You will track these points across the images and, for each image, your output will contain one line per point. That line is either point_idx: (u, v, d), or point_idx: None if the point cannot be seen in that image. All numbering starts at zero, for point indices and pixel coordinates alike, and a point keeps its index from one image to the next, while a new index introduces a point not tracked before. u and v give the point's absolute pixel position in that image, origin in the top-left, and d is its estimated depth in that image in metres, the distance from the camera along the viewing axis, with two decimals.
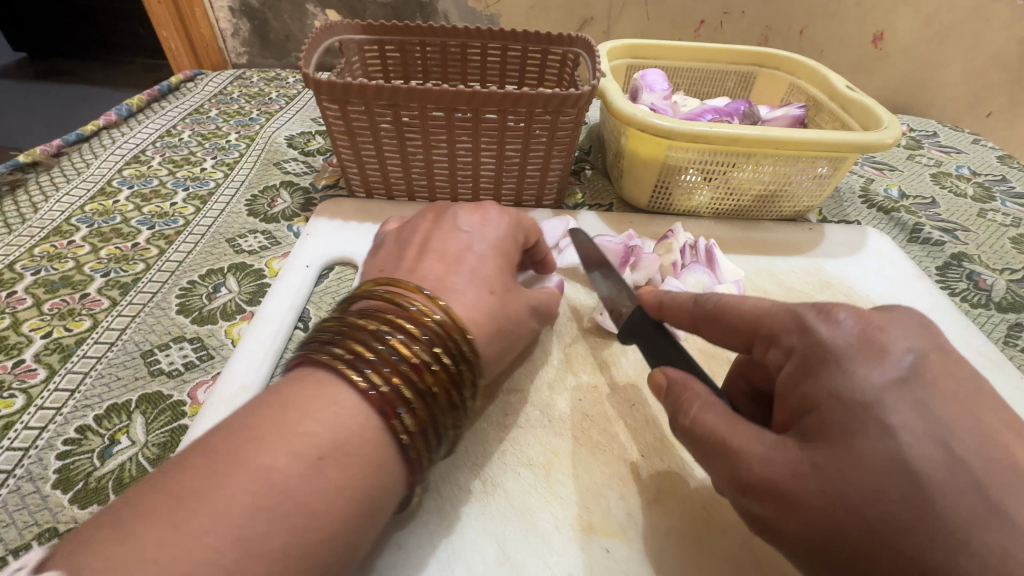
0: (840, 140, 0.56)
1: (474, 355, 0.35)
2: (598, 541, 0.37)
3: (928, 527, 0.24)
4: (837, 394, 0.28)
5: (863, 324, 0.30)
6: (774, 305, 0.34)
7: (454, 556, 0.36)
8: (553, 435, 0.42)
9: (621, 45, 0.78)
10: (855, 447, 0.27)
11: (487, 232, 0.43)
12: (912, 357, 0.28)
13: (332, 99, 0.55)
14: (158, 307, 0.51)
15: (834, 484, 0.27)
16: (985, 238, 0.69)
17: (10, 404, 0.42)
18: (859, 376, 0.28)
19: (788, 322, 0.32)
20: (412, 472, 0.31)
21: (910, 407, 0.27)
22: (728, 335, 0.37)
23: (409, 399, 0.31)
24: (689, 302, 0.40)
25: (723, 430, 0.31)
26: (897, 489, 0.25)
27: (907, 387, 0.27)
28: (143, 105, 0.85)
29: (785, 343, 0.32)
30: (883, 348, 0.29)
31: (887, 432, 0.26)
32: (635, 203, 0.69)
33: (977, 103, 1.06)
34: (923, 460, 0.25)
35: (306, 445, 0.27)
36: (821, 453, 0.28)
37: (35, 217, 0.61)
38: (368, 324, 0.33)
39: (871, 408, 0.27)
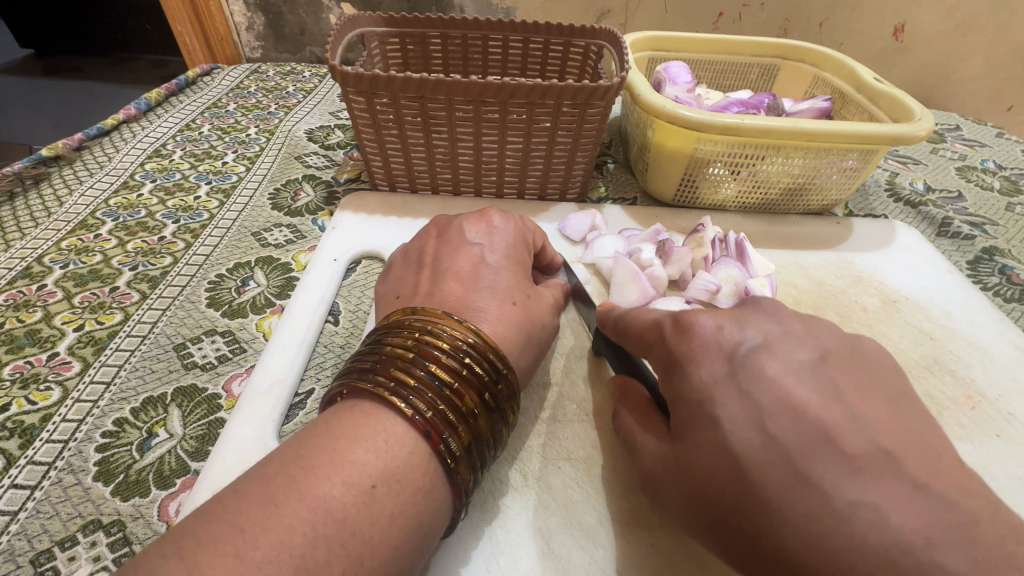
0: (873, 132, 0.55)
1: (509, 371, 0.35)
2: (644, 535, 0.36)
3: (751, 502, 0.27)
4: (683, 393, 0.32)
5: (710, 329, 0.33)
6: (648, 318, 0.37)
7: (499, 549, 0.36)
8: (590, 429, 0.42)
9: (643, 37, 0.77)
10: (696, 438, 0.30)
11: (495, 242, 0.43)
12: (744, 350, 0.31)
13: (359, 92, 0.54)
14: (188, 300, 0.51)
15: (683, 473, 0.30)
16: (1014, 232, 0.68)
17: (48, 396, 0.42)
18: (697, 376, 0.31)
19: (656, 332, 0.35)
20: (459, 496, 0.30)
21: (735, 397, 0.30)
22: (628, 345, 0.39)
23: (454, 422, 0.30)
24: (609, 320, 0.41)
25: (634, 431, 0.36)
26: (725, 467, 0.28)
27: (735, 380, 0.30)
28: (161, 99, 0.84)
29: (658, 352, 0.35)
30: (720, 348, 0.32)
31: (717, 422, 0.29)
32: (659, 196, 0.68)
33: (999, 96, 1.05)
34: (741, 440, 0.28)
35: (360, 474, 0.27)
36: (678, 444, 0.31)
37: (60, 210, 0.61)
38: (404, 351, 0.33)
39: (705, 403, 0.30)
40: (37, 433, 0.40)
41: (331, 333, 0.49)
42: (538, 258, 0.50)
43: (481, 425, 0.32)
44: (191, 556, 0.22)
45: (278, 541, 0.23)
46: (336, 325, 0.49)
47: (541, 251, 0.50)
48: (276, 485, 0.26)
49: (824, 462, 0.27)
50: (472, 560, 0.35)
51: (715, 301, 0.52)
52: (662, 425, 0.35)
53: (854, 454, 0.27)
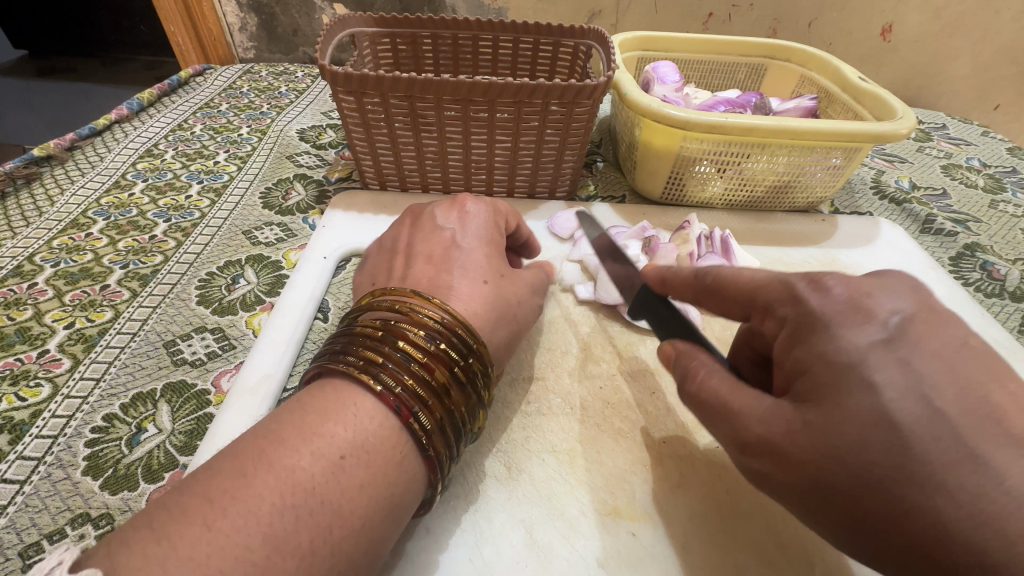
0: (856, 130, 0.56)
1: (481, 346, 0.35)
2: (624, 525, 0.37)
3: (906, 476, 0.25)
4: (825, 356, 0.28)
5: (853, 290, 0.29)
6: (767, 276, 0.33)
7: (483, 540, 0.36)
8: (575, 422, 0.43)
9: (632, 37, 0.78)
10: (840, 405, 0.27)
11: (467, 226, 0.43)
12: (900, 317, 0.28)
13: (349, 91, 0.55)
14: (178, 298, 0.51)
15: (816, 441, 0.27)
16: (997, 229, 0.69)
17: (38, 393, 0.42)
18: (844, 339, 0.28)
19: (781, 293, 0.32)
20: (431, 468, 0.31)
21: (894, 364, 0.26)
22: (728, 307, 0.35)
23: (424, 397, 0.31)
24: (688, 274, 0.38)
25: (727, 394, 0.32)
26: (879, 439, 0.26)
27: (892, 347, 0.27)
28: (153, 99, 0.84)
29: (783, 313, 0.31)
30: (869, 313, 0.28)
31: (870, 389, 0.26)
32: (647, 194, 0.69)
33: (985, 95, 1.06)
34: (901, 411, 0.25)
35: (328, 447, 0.28)
36: (808, 409, 0.28)
37: (52, 210, 0.62)
38: (375, 331, 0.33)
39: (856, 367, 0.27)
40: (26, 429, 0.40)
41: (321, 330, 0.49)
42: (518, 242, 0.50)
43: (453, 400, 0.33)
44: (168, 537, 0.23)
45: (246, 509, 0.24)
46: (325, 322, 0.50)
47: (518, 235, 0.49)
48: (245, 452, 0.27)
49: (990, 439, 0.24)
50: (456, 550, 0.36)
51: None
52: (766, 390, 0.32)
53: (1020, 434, 0.24)
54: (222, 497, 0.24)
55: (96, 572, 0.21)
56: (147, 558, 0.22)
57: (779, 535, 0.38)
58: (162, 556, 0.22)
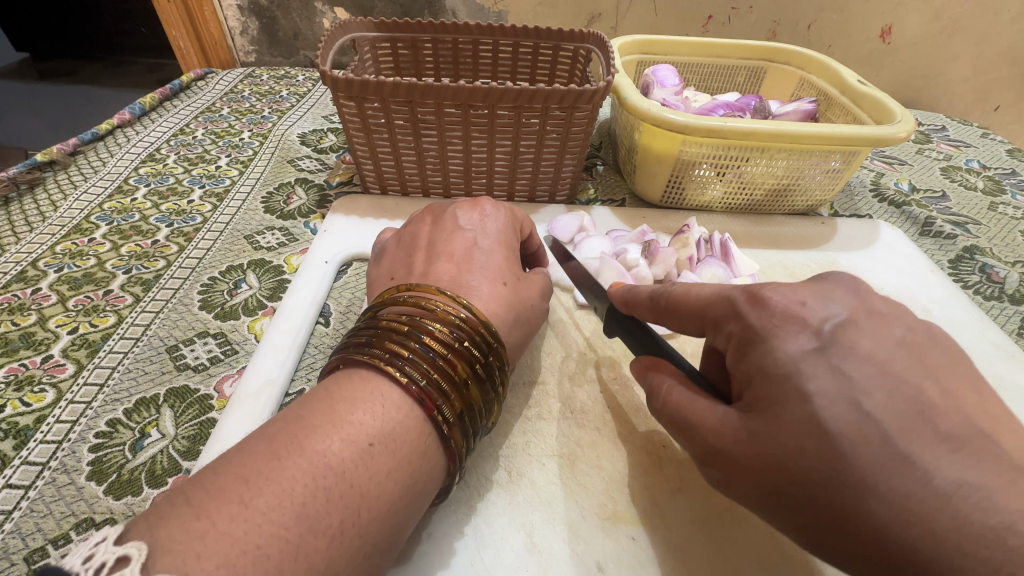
0: (855, 133, 0.56)
1: (499, 345, 0.36)
2: (624, 529, 0.38)
3: (843, 478, 0.25)
4: (765, 367, 0.29)
5: (788, 300, 0.30)
6: (709, 292, 0.33)
7: (483, 545, 0.36)
8: (574, 426, 0.43)
9: (631, 41, 0.79)
10: (778, 414, 0.27)
11: (487, 228, 0.44)
12: (831, 324, 0.28)
13: (350, 97, 0.55)
14: (180, 303, 0.51)
15: (762, 449, 0.28)
16: (996, 231, 0.69)
17: (42, 398, 0.43)
18: (780, 350, 0.28)
19: (724, 308, 0.32)
20: (452, 459, 0.32)
21: (827, 372, 0.27)
22: (682, 324, 0.35)
23: (447, 391, 0.32)
24: (646, 296, 0.38)
25: (684, 406, 0.33)
26: (816, 445, 0.26)
27: (825, 355, 0.27)
28: (155, 104, 0.85)
29: (728, 328, 0.32)
30: (804, 322, 0.29)
31: (805, 398, 0.27)
32: (647, 198, 0.69)
33: (985, 97, 1.06)
34: (835, 417, 0.26)
35: (358, 433, 0.28)
36: (753, 418, 0.29)
37: (55, 215, 0.62)
38: (400, 324, 0.34)
39: (793, 377, 0.27)
40: (31, 434, 0.40)
41: (322, 334, 0.50)
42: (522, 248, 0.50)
43: (473, 395, 0.33)
44: None
45: None
46: (326, 326, 0.50)
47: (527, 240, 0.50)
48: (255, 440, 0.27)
49: (922, 439, 0.25)
50: (457, 556, 0.36)
51: None
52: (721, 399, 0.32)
53: (952, 431, 0.25)
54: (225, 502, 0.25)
55: (142, 543, 0.22)
56: (186, 534, 0.22)
57: (779, 539, 0.38)
58: (201, 531, 0.23)
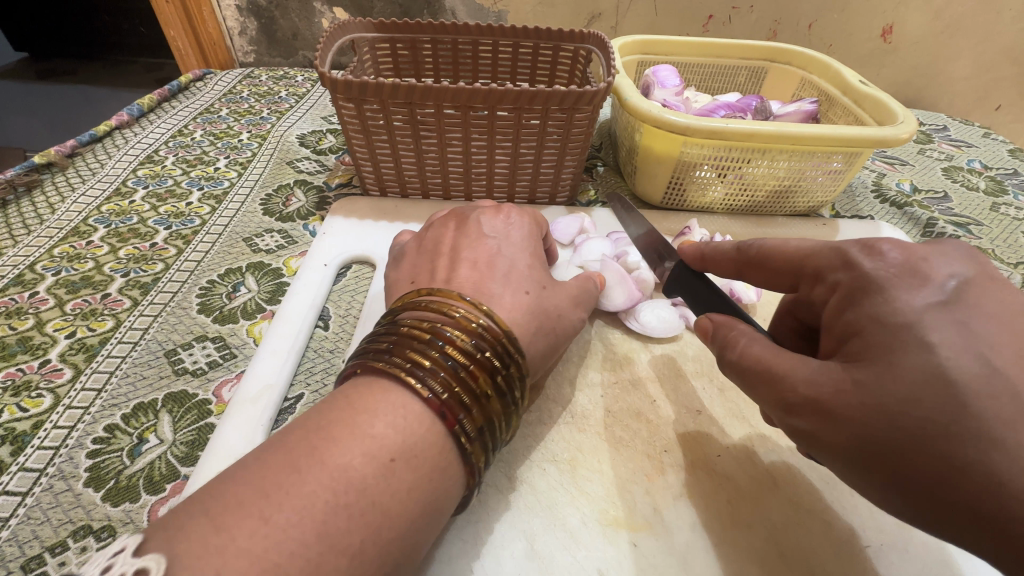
0: (857, 134, 0.56)
1: (519, 355, 0.36)
2: (626, 536, 0.37)
3: (959, 433, 0.25)
4: (879, 316, 0.29)
5: (908, 256, 0.30)
6: (812, 245, 0.35)
7: (483, 552, 0.36)
8: (575, 431, 0.43)
9: (632, 41, 0.78)
10: (895, 363, 0.27)
11: (511, 237, 0.44)
12: (956, 281, 0.29)
13: (349, 98, 0.55)
14: (179, 307, 0.51)
15: (867, 400, 0.28)
16: (998, 232, 0.69)
17: (39, 404, 0.42)
18: (900, 300, 0.29)
19: (830, 259, 0.33)
20: (471, 475, 0.31)
21: (950, 325, 0.27)
22: (777, 277, 0.37)
23: (468, 404, 0.31)
24: (729, 247, 0.41)
25: (768, 358, 0.33)
26: (933, 396, 0.26)
27: (949, 308, 0.28)
28: (153, 105, 0.85)
29: (832, 277, 0.33)
30: (925, 276, 0.29)
31: (926, 347, 0.27)
32: (648, 199, 0.69)
33: (986, 96, 1.06)
34: (958, 367, 0.26)
35: (379, 448, 0.28)
36: (857, 368, 0.29)
37: (53, 218, 0.62)
38: (420, 332, 0.33)
39: (911, 326, 0.28)
40: (28, 440, 0.40)
41: (321, 338, 0.49)
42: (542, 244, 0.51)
43: (493, 408, 0.33)
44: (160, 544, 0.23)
45: None
46: (326, 330, 0.50)
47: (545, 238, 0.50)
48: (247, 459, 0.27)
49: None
50: (457, 562, 0.36)
51: None
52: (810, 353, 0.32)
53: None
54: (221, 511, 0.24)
55: (160, 556, 0.22)
56: (205, 548, 0.22)
57: (781, 545, 0.38)
58: (220, 547, 0.22)
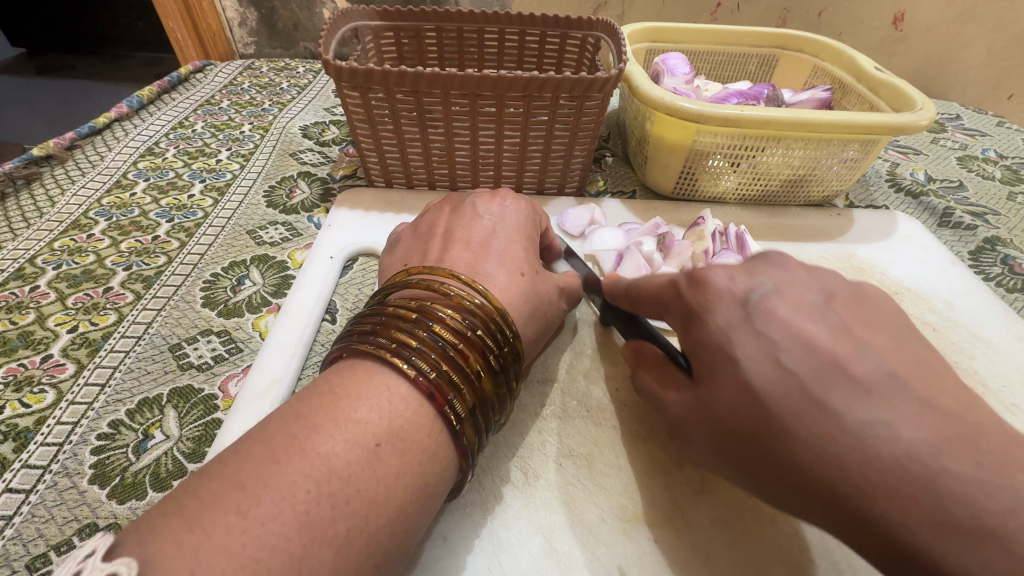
0: (875, 121, 0.54)
1: (513, 336, 0.35)
2: (645, 532, 0.36)
3: (769, 431, 0.29)
4: (700, 340, 0.32)
5: (725, 280, 0.33)
6: (660, 279, 0.37)
7: (500, 549, 0.35)
8: (591, 425, 0.42)
9: (640, 29, 0.77)
10: (718, 380, 0.31)
11: (507, 217, 0.44)
12: (757, 295, 0.32)
13: (353, 86, 0.54)
14: (183, 300, 0.50)
15: (706, 413, 0.32)
16: (1016, 221, 0.67)
17: (41, 399, 0.41)
18: (713, 324, 0.32)
19: (670, 291, 0.36)
20: (464, 458, 0.30)
21: (752, 338, 0.31)
22: (645, 311, 0.39)
23: (457, 384, 0.31)
24: (619, 288, 0.42)
25: (654, 385, 0.37)
26: (745, 406, 0.30)
27: (750, 323, 0.31)
28: (154, 97, 0.83)
29: (673, 309, 0.35)
30: (733, 294, 0.32)
31: (737, 364, 0.30)
32: (658, 189, 0.68)
33: (999, 85, 1.04)
34: (760, 377, 0.29)
35: (364, 433, 0.27)
36: (700, 388, 0.32)
37: (52, 210, 0.61)
38: (409, 313, 0.33)
39: (724, 345, 0.31)
40: (31, 436, 0.39)
41: (328, 330, 0.48)
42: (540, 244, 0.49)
43: (485, 387, 0.32)
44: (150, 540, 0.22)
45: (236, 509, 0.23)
46: (333, 323, 0.49)
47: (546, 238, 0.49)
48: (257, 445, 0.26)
49: (837, 389, 0.28)
50: (472, 559, 0.35)
51: None
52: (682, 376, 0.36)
53: (863, 378, 0.28)
54: (226, 501, 0.23)
55: (131, 560, 0.21)
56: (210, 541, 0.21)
57: (805, 542, 0.36)
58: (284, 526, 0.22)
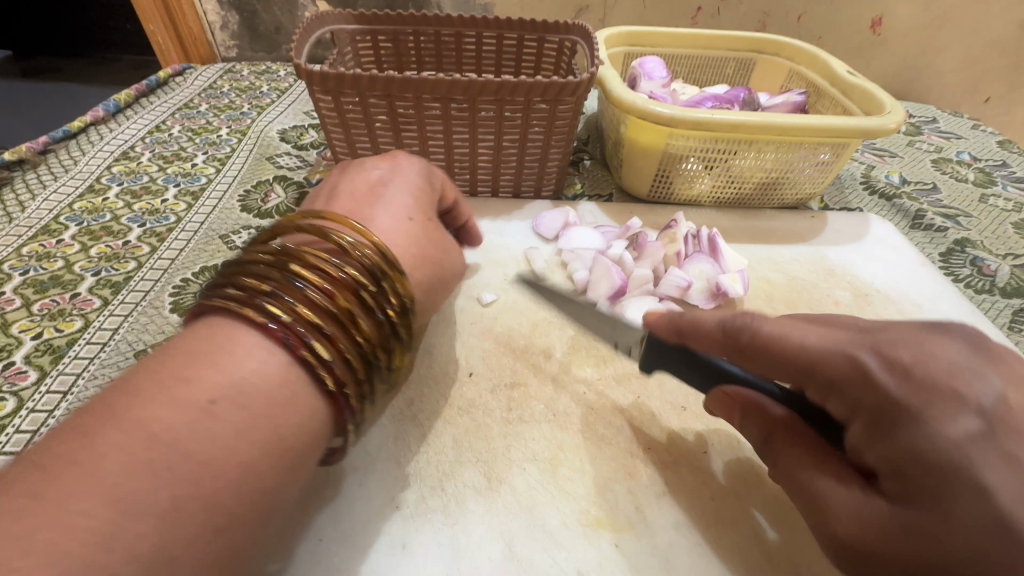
0: (843, 124, 0.55)
1: (386, 277, 0.34)
2: (607, 536, 0.36)
3: None
4: (916, 454, 0.26)
5: (938, 367, 0.27)
6: (831, 350, 0.30)
7: (461, 554, 0.35)
8: (557, 429, 0.42)
9: (618, 33, 0.77)
10: (948, 512, 0.25)
11: (398, 176, 0.43)
12: (992, 398, 0.25)
13: (325, 91, 0.54)
14: (150, 306, 0.50)
15: (928, 547, 0.25)
16: (986, 223, 0.68)
17: (1, 407, 0.41)
18: (936, 431, 0.25)
19: (850, 372, 0.29)
20: (337, 404, 0.30)
21: (999, 462, 0.24)
22: (778, 374, 0.32)
23: (319, 330, 0.30)
24: (715, 328, 0.35)
25: (812, 474, 0.31)
26: (996, 549, 0.23)
27: (991, 439, 0.25)
28: (131, 100, 0.83)
29: (856, 396, 0.28)
30: (959, 396, 0.26)
31: (981, 491, 0.24)
32: (634, 193, 0.68)
33: (975, 89, 1.06)
34: (1023, 517, 0.23)
35: (195, 391, 0.26)
36: (907, 509, 0.26)
37: (22, 215, 0.60)
38: (266, 266, 0.31)
39: (959, 467, 0.25)
40: None
41: None
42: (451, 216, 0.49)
43: (358, 332, 0.31)
44: None
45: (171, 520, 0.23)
46: None
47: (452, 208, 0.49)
48: (129, 408, 0.24)
49: None
50: (432, 566, 0.35)
51: (686, 298, 0.53)
52: (856, 473, 0.30)
53: None
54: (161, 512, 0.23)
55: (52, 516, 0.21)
56: None
57: (765, 543, 0.37)
58: None
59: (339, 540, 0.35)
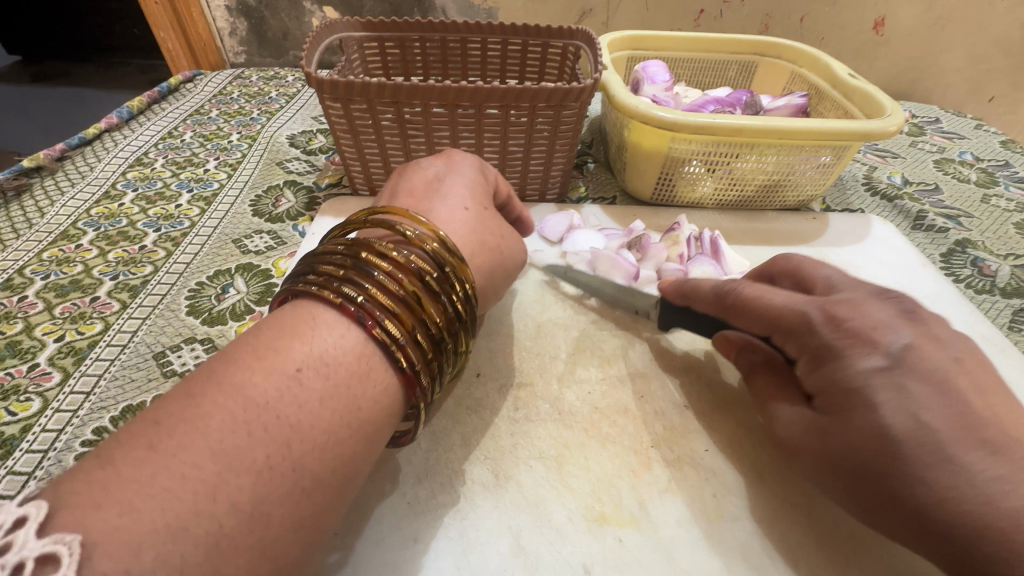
0: (844, 128, 0.56)
1: (449, 260, 0.35)
2: (612, 531, 0.38)
3: (892, 473, 0.30)
4: (835, 379, 0.33)
5: (864, 320, 0.33)
6: (789, 305, 0.36)
7: (469, 548, 0.36)
8: (562, 428, 0.43)
9: (621, 37, 0.78)
10: (851, 420, 0.32)
11: (452, 167, 0.45)
12: (900, 345, 0.32)
13: (335, 98, 0.55)
14: (167, 309, 0.51)
15: (829, 441, 0.33)
16: (988, 223, 0.69)
17: (27, 408, 0.42)
18: (851, 363, 0.33)
19: (798, 321, 0.35)
20: (407, 381, 0.32)
21: (893, 389, 0.31)
22: (750, 325, 0.39)
23: (388, 308, 0.32)
24: (709, 292, 0.42)
25: (772, 393, 0.39)
26: (874, 448, 0.31)
27: (890, 373, 0.32)
28: (143, 107, 0.85)
29: (799, 339, 0.35)
30: (874, 342, 0.33)
31: (872, 408, 0.31)
32: (638, 195, 0.69)
33: (979, 88, 1.06)
34: (896, 425, 0.30)
35: (284, 362, 0.28)
36: (825, 418, 0.34)
37: (41, 221, 0.62)
38: (339, 249, 0.34)
39: (861, 390, 0.32)
40: (16, 443, 0.40)
41: None
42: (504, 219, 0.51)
43: (424, 311, 0.33)
44: None
45: None
46: None
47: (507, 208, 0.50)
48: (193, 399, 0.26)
49: (966, 445, 0.29)
50: (442, 560, 0.36)
51: None
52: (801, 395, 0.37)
53: (990, 439, 0.30)
54: None
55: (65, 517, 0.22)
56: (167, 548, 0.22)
57: (764, 539, 0.38)
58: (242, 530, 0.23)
59: (352, 536, 0.36)
